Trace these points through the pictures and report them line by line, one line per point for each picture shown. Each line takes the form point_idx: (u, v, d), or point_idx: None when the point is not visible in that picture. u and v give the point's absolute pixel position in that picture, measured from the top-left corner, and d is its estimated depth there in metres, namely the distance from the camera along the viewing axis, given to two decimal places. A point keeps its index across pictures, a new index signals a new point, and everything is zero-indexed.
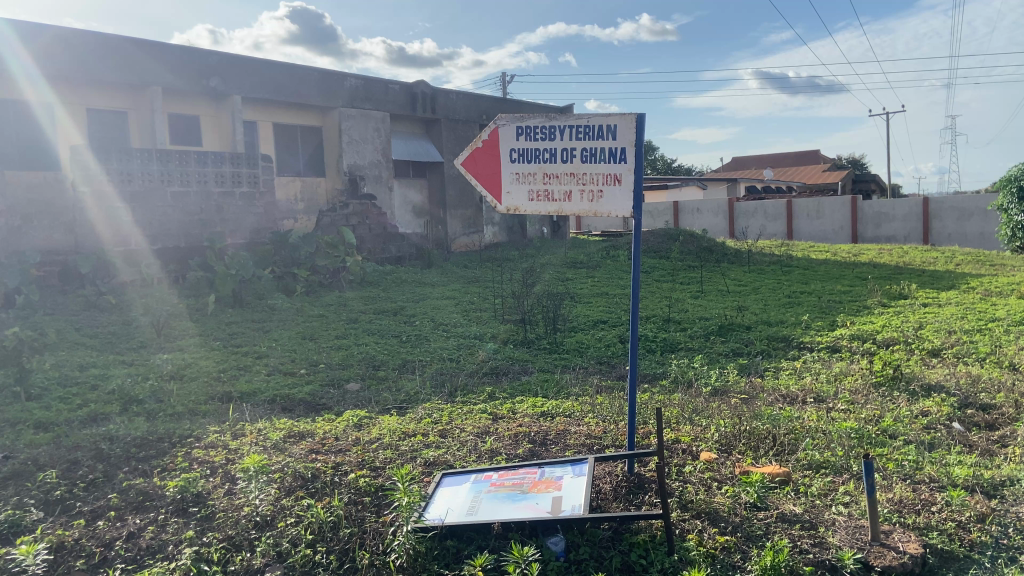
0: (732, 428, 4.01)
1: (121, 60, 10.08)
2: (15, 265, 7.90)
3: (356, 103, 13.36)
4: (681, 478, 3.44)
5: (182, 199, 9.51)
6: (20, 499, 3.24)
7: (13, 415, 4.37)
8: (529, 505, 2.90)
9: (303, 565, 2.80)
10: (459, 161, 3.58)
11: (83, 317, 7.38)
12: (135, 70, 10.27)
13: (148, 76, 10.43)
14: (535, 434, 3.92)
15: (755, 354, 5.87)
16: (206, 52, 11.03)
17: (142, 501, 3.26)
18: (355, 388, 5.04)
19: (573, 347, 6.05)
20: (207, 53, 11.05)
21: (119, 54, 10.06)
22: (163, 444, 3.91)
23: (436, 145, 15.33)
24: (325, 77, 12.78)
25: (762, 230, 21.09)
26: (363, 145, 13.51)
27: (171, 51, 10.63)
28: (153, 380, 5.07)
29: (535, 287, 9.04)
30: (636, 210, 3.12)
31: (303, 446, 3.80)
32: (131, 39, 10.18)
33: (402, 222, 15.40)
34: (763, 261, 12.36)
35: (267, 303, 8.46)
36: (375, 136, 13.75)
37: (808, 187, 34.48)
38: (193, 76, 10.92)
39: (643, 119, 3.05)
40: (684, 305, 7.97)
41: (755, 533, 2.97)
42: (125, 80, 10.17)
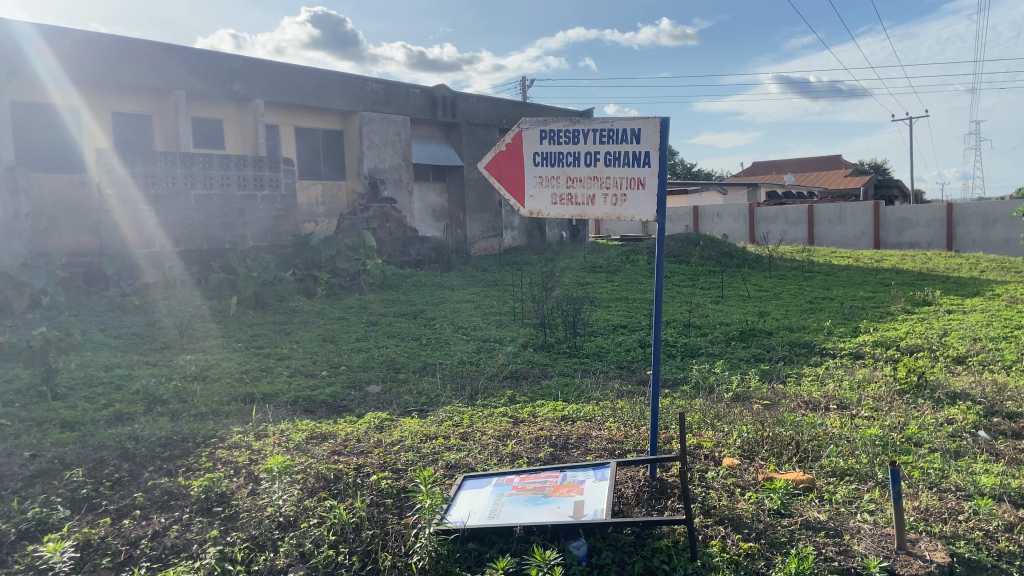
0: (755, 434, 3.96)
1: (145, 63, 10.20)
2: (42, 267, 8.00)
3: (377, 107, 13.44)
4: (703, 485, 3.43)
5: (205, 202, 9.59)
6: (47, 498, 3.28)
7: (39, 413, 4.41)
8: (552, 509, 2.93)
9: (325, 566, 2.83)
10: (481, 165, 3.60)
11: (107, 319, 7.47)
12: (160, 74, 10.39)
13: (172, 80, 10.54)
14: (556, 438, 3.89)
15: (777, 360, 5.82)
16: (230, 56, 11.14)
17: (167, 500, 3.30)
18: (375, 391, 5.03)
19: (592, 351, 6.04)
20: (231, 57, 11.15)
21: (144, 57, 10.18)
22: (187, 444, 3.93)
23: (456, 150, 15.37)
24: (347, 81, 12.87)
25: (783, 236, 21.00)
26: (383, 149, 13.58)
27: (195, 55, 10.74)
28: (176, 381, 5.11)
29: (554, 291, 9.03)
30: (662, 214, 3.12)
31: (325, 447, 3.82)
32: (155, 43, 10.30)
33: (420, 224, 15.44)
34: (783, 267, 12.25)
35: (288, 305, 8.50)
36: (396, 139, 13.81)
37: (830, 190, 34.26)
38: (216, 78, 11.01)
39: (667, 123, 3.06)
40: (705, 311, 7.90)
41: (778, 540, 2.96)
42: (150, 84, 10.30)
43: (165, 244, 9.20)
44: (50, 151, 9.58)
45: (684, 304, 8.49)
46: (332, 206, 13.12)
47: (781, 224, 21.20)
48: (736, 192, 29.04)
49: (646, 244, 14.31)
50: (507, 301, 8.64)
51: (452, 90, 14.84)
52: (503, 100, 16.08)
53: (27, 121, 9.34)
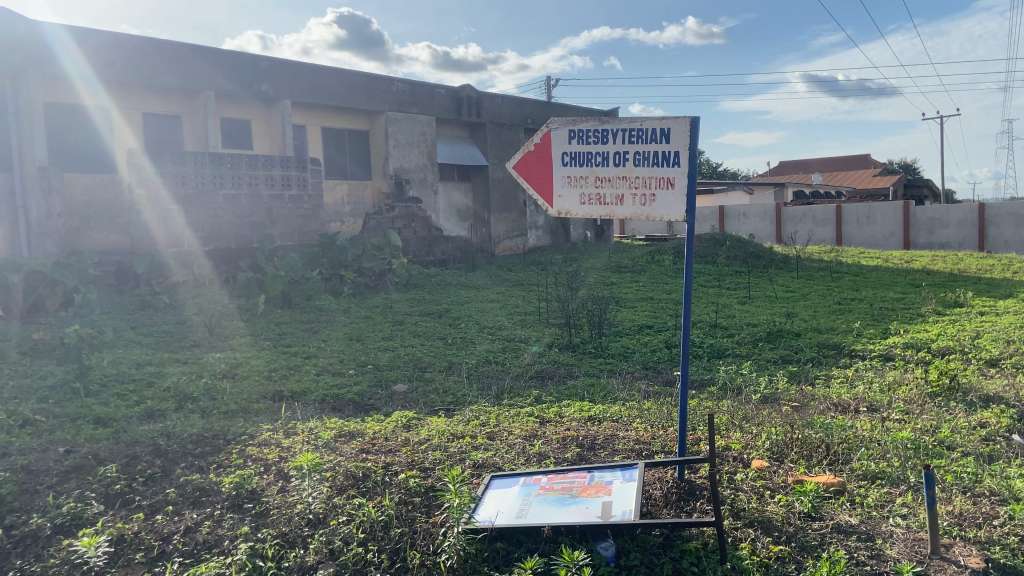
0: (784, 436, 3.93)
1: (174, 64, 10.34)
2: (75, 265, 8.12)
3: (403, 107, 13.51)
4: (732, 486, 3.41)
5: (233, 202, 9.69)
6: (81, 493, 3.34)
7: (73, 410, 4.49)
8: (580, 509, 2.92)
9: (355, 564, 2.85)
10: (510, 165, 3.61)
11: (138, 317, 7.57)
12: (189, 75, 10.53)
13: (201, 81, 10.68)
14: (583, 439, 3.88)
15: (805, 361, 5.76)
16: (257, 57, 11.25)
17: (199, 496, 3.34)
18: (402, 389, 5.05)
19: (618, 352, 6.01)
20: (259, 58, 11.27)
21: (173, 58, 10.32)
22: (218, 441, 3.97)
23: (481, 149, 15.40)
24: (373, 81, 12.95)
25: (810, 235, 20.81)
26: (408, 149, 13.65)
27: (224, 57, 10.87)
28: (206, 378, 5.17)
29: (579, 291, 9.01)
30: (692, 215, 3.11)
31: (353, 445, 3.84)
32: (185, 45, 10.44)
33: (446, 224, 15.50)
34: (810, 267, 12.11)
35: (315, 304, 8.56)
36: (422, 139, 13.87)
37: (858, 190, 33.85)
38: (244, 79, 11.14)
39: (697, 122, 3.04)
40: (731, 311, 7.84)
41: (809, 544, 2.93)
42: (180, 85, 10.44)
43: (194, 243, 9.31)
44: (83, 151, 9.74)
45: (710, 304, 8.43)
46: (359, 206, 13.22)
47: (809, 223, 21.03)
48: (761, 193, 28.80)
49: (671, 243, 14.23)
50: (532, 301, 8.63)
51: (477, 89, 14.86)
52: (527, 100, 16.09)
53: (61, 122, 9.52)
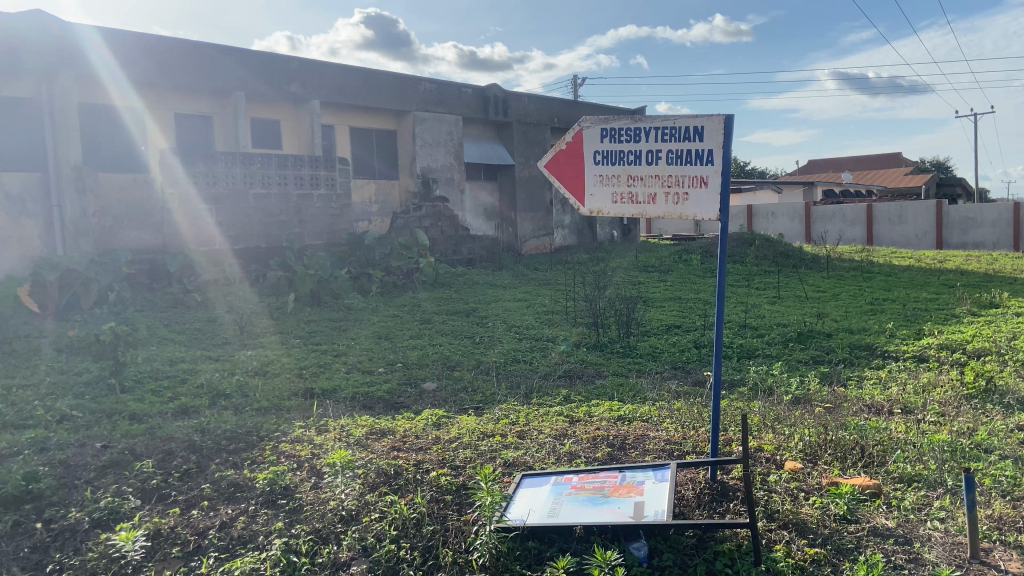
0: (817, 438, 3.89)
1: (205, 65, 10.48)
2: (109, 263, 8.25)
3: (430, 107, 13.56)
4: (765, 488, 3.38)
5: (263, 201, 9.78)
6: (119, 487, 3.39)
7: (108, 406, 4.56)
8: (611, 509, 2.91)
9: (387, 560, 2.86)
10: (542, 164, 3.61)
11: (171, 314, 7.67)
12: (220, 77, 10.66)
13: (231, 82, 10.81)
14: (614, 438, 3.87)
15: (836, 362, 5.70)
16: (286, 58, 11.36)
17: (233, 492, 3.38)
18: (431, 387, 5.07)
19: (647, 351, 5.99)
20: (288, 59, 11.38)
21: (204, 60, 10.46)
22: (251, 438, 4.01)
23: (508, 149, 15.42)
24: (400, 81, 13.02)
25: (840, 235, 20.57)
26: (435, 148, 13.71)
27: (253, 58, 10.99)
28: (239, 375, 5.23)
29: (607, 291, 8.98)
30: (726, 213, 3.07)
31: (384, 443, 3.86)
32: (215, 46, 10.57)
33: (474, 224, 15.54)
34: (841, 267, 11.97)
35: (344, 303, 8.62)
36: (449, 139, 13.92)
37: (888, 190, 33.42)
38: (273, 80, 11.26)
39: (732, 120, 3.02)
40: (761, 311, 7.78)
41: (846, 547, 2.90)
42: (211, 86, 10.58)
43: (223, 242, 9.42)
44: (119, 151, 9.95)
45: (739, 304, 8.36)
46: (386, 205, 13.30)
47: (839, 223, 20.79)
48: (789, 193, 28.51)
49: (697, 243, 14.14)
50: (560, 300, 8.62)
51: (504, 89, 14.89)
52: (554, 99, 16.08)
53: (94, 123, 9.70)
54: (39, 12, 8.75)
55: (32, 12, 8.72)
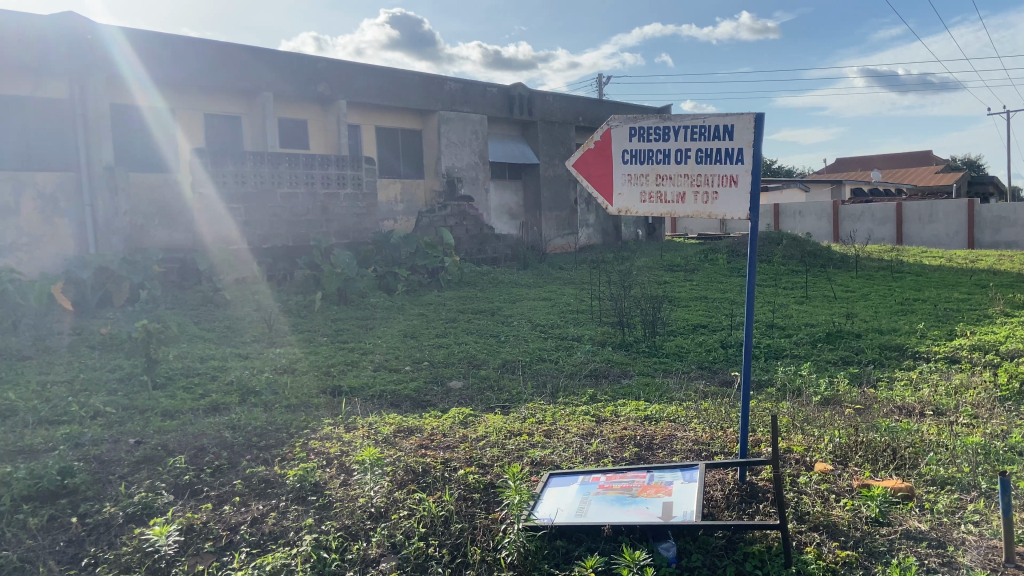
0: (847, 439, 3.85)
1: (234, 66, 10.61)
2: (141, 262, 8.37)
3: (455, 106, 13.61)
4: (795, 489, 3.35)
5: (291, 200, 9.87)
6: (153, 483, 3.44)
7: (141, 402, 4.64)
8: (640, 509, 2.91)
9: (416, 558, 2.87)
10: (570, 162, 3.61)
11: (201, 312, 7.77)
12: (248, 77, 10.80)
13: (260, 82, 10.94)
14: (641, 438, 3.86)
15: (866, 363, 5.63)
16: (313, 59, 11.46)
17: (264, 488, 3.42)
18: (457, 386, 5.10)
19: (673, 351, 5.96)
20: (315, 59, 11.49)
21: (233, 61, 10.60)
22: (282, 434, 4.06)
23: (532, 148, 15.42)
24: (426, 81, 13.08)
25: (869, 234, 20.30)
26: (460, 148, 13.76)
27: (281, 59, 11.10)
28: (268, 373, 5.29)
29: (632, 290, 8.95)
30: (756, 212, 3.06)
31: (412, 441, 3.88)
32: (244, 48, 10.71)
33: (499, 223, 15.57)
34: (870, 267, 11.81)
35: (370, 302, 8.68)
36: (473, 138, 13.96)
37: (917, 189, 32.91)
38: (301, 81, 11.37)
39: (762, 118, 2.99)
40: (789, 311, 7.70)
41: (878, 549, 2.87)
42: (240, 87, 10.72)
43: (251, 241, 9.54)
44: (150, 151, 10.12)
45: (766, 304, 8.29)
46: (411, 204, 13.36)
47: (867, 222, 20.52)
48: (817, 192, 28.19)
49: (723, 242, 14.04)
50: (585, 299, 8.61)
51: (529, 88, 14.89)
52: (578, 98, 16.05)
53: (126, 124, 9.88)
54: (71, 14, 8.92)
55: (65, 15, 8.90)
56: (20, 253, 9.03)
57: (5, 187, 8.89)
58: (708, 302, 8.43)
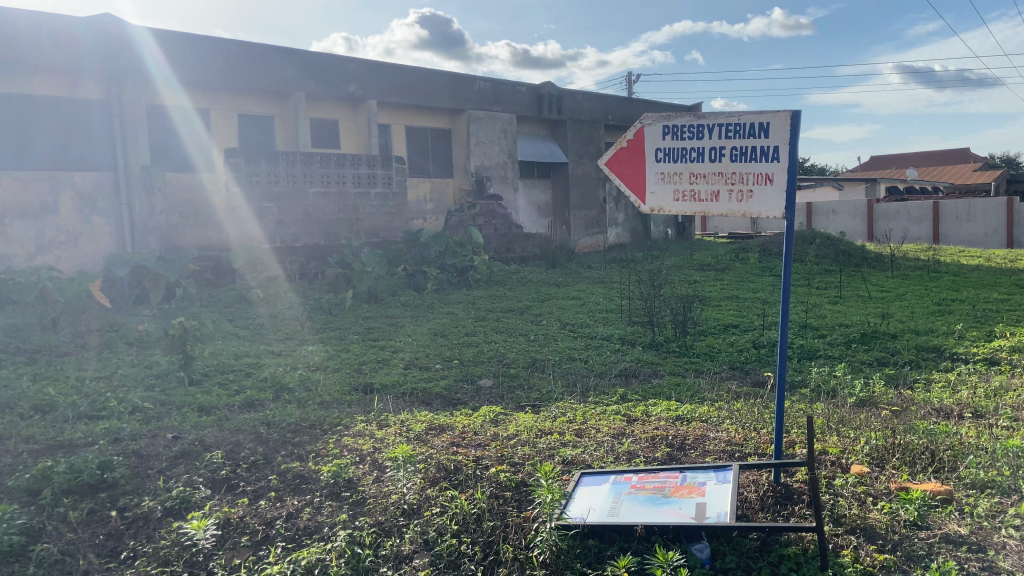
0: (884, 442, 3.79)
1: (267, 67, 10.75)
2: (176, 261, 8.51)
3: (485, 105, 13.63)
4: (831, 492, 3.31)
5: (322, 199, 9.97)
6: (190, 477, 3.50)
7: (178, 398, 4.73)
8: (672, 510, 2.89)
9: (449, 555, 2.89)
10: (602, 161, 3.58)
11: (235, 310, 7.89)
12: (281, 78, 10.92)
13: (292, 83, 11.06)
14: (673, 438, 3.84)
15: (902, 364, 5.54)
16: (344, 59, 11.56)
17: (299, 483, 3.46)
18: (487, 384, 5.11)
19: (703, 351, 5.91)
20: (346, 59, 11.58)
21: (266, 62, 10.74)
22: (315, 431, 4.11)
23: (561, 147, 15.40)
24: (455, 80, 13.12)
25: (904, 233, 19.96)
26: (489, 147, 13.79)
27: (313, 59, 11.21)
28: (301, 370, 5.36)
29: (662, 290, 8.90)
30: (792, 211, 3.03)
31: (443, 438, 3.91)
32: (276, 48, 10.83)
33: (527, 222, 15.58)
34: (906, 266, 11.61)
35: (400, 300, 8.74)
36: (502, 137, 13.97)
37: (953, 187, 32.26)
38: (332, 81, 11.47)
39: (799, 116, 2.96)
40: (823, 311, 7.60)
41: (916, 553, 2.82)
42: (273, 87, 10.85)
43: (283, 240, 9.65)
44: (185, 150, 10.29)
45: (799, 304, 8.19)
46: (440, 203, 13.42)
47: (902, 221, 20.17)
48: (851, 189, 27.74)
49: (754, 242, 13.90)
50: (615, 298, 8.58)
51: (558, 87, 14.87)
52: (608, 96, 15.98)
53: (161, 124, 10.06)
54: (109, 16, 9.09)
55: (103, 17, 9.06)
56: (59, 251, 9.25)
57: (44, 186, 9.12)
58: (740, 301, 8.34)
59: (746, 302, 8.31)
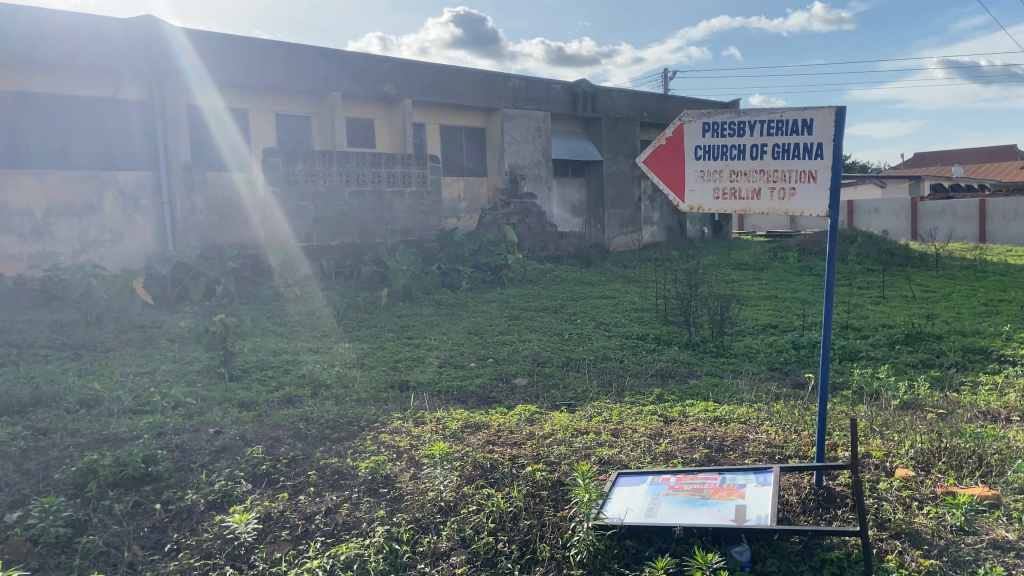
0: (929, 445, 3.70)
1: (305, 67, 10.88)
2: (216, 259, 8.66)
3: (519, 104, 13.63)
4: (875, 496, 3.24)
5: (359, 198, 10.07)
6: (232, 472, 3.56)
7: (219, 393, 4.81)
8: (711, 511, 2.85)
9: (486, 552, 2.89)
10: (640, 159, 3.53)
11: (273, 307, 8.01)
12: (319, 78, 11.04)
13: (329, 83, 11.18)
14: (711, 440, 3.79)
15: (947, 366, 5.41)
16: (380, 59, 11.65)
17: (337, 479, 3.50)
18: (522, 383, 5.11)
19: (741, 352, 5.83)
20: (382, 59, 11.67)
21: (304, 62, 10.87)
22: (353, 427, 4.15)
23: (596, 144, 15.33)
24: (490, 79, 13.15)
25: (949, 232, 19.51)
26: (523, 145, 13.79)
27: (350, 59, 11.32)
28: (338, 367, 5.42)
29: (698, 289, 8.81)
30: (836, 208, 2.97)
31: (479, 437, 3.91)
32: (314, 49, 10.96)
33: (560, 221, 15.55)
34: (952, 266, 11.32)
35: (434, 298, 8.79)
36: (536, 136, 13.96)
37: (999, 185, 31.37)
38: (369, 80, 11.57)
39: (844, 112, 2.90)
40: (865, 312, 7.45)
41: (963, 559, 2.75)
42: (311, 87, 10.98)
43: (319, 239, 9.77)
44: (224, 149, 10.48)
45: (840, 304, 8.04)
46: (473, 201, 13.46)
47: (948, 219, 19.71)
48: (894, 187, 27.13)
49: (793, 241, 13.68)
50: (651, 298, 8.52)
51: (593, 85, 14.81)
52: (644, 93, 15.86)
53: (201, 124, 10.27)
54: (153, 19, 9.28)
55: (147, 21, 9.25)
56: (103, 249, 9.53)
57: (89, 186, 9.38)
58: (779, 301, 8.22)
59: (785, 302, 8.19)
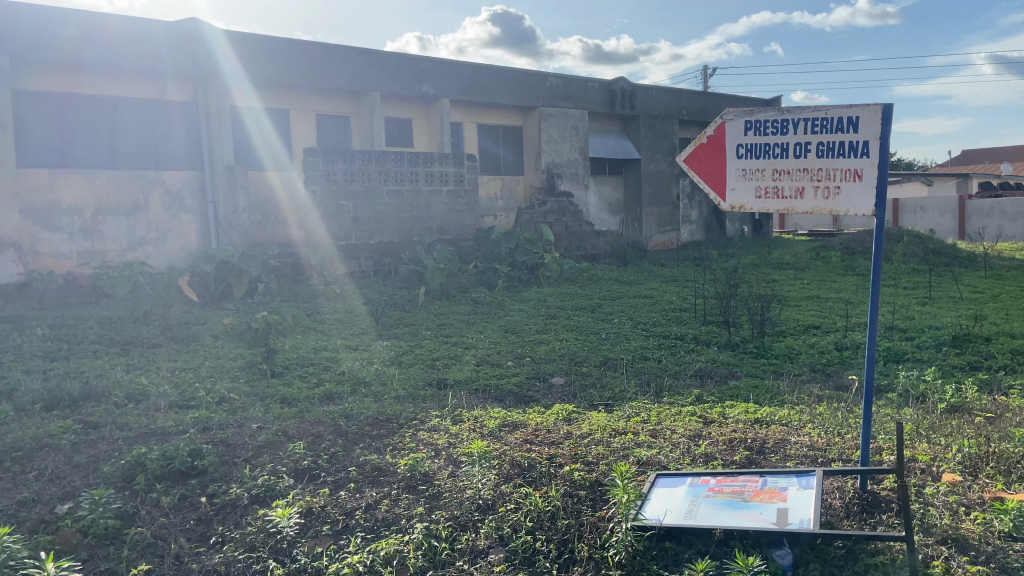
0: (978, 450, 3.61)
1: (345, 67, 11.01)
2: (257, 258, 8.83)
3: (556, 102, 13.61)
4: (922, 500, 3.16)
5: (396, 197, 10.18)
6: (275, 467, 3.63)
7: (262, 389, 4.91)
8: (752, 514, 2.81)
9: (524, 551, 2.90)
10: (681, 158, 3.50)
11: (313, 305, 8.14)
12: (358, 78, 11.17)
13: (369, 82, 11.30)
14: (752, 442, 3.74)
15: (997, 369, 5.26)
16: (418, 58, 11.74)
17: (377, 475, 3.54)
18: (559, 382, 5.11)
19: (781, 353, 5.74)
20: (420, 58, 11.76)
21: (344, 62, 11.01)
22: (393, 425, 4.20)
23: (633, 142, 15.23)
24: (528, 77, 13.15)
25: (998, 231, 18.95)
26: (560, 143, 13.76)
27: (388, 58, 11.42)
28: (377, 364, 5.49)
29: (737, 289, 8.69)
30: (883, 208, 2.91)
31: (517, 436, 3.93)
32: (354, 49, 11.09)
33: (597, 219, 15.47)
34: (1002, 266, 10.98)
35: (471, 297, 8.82)
36: (573, 134, 13.92)
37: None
38: (407, 80, 11.67)
39: (891, 110, 2.84)
40: (911, 313, 7.27)
41: (1012, 566, 2.67)
42: (350, 87, 11.12)
43: (357, 237, 9.89)
44: (265, 149, 10.68)
45: (885, 305, 7.86)
46: (510, 200, 13.48)
47: (997, 218, 19.14)
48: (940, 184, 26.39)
49: (835, 240, 13.41)
50: (688, 297, 8.44)
51: (631, 82, 14.71)
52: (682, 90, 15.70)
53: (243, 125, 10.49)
54: (198, 22, 9.51)
55: (193, 24, 9.48)
56: (149, 247, 9.79)
57: (136, 186, 9.64)
58: (820, 301, 8.07)
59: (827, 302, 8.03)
